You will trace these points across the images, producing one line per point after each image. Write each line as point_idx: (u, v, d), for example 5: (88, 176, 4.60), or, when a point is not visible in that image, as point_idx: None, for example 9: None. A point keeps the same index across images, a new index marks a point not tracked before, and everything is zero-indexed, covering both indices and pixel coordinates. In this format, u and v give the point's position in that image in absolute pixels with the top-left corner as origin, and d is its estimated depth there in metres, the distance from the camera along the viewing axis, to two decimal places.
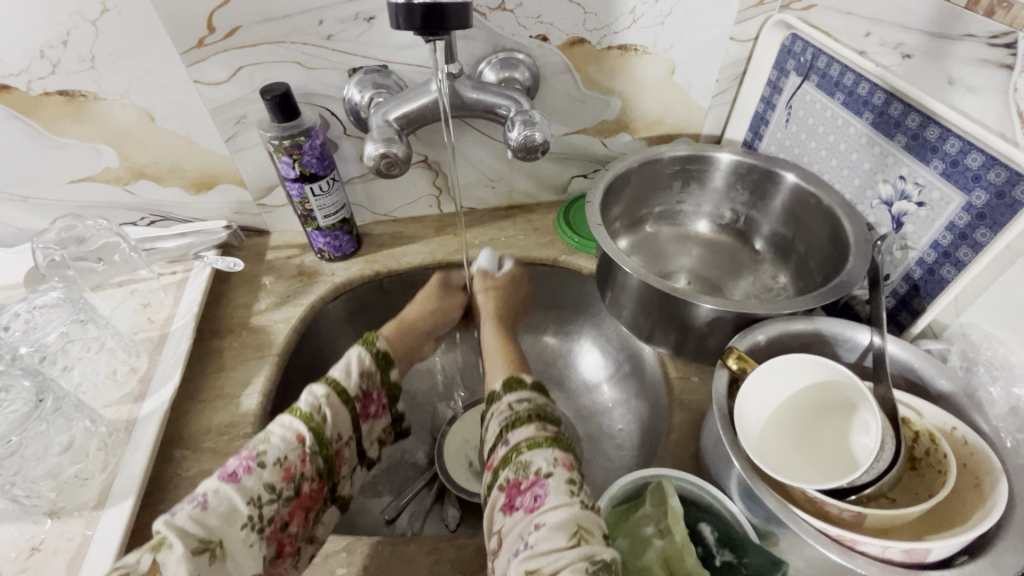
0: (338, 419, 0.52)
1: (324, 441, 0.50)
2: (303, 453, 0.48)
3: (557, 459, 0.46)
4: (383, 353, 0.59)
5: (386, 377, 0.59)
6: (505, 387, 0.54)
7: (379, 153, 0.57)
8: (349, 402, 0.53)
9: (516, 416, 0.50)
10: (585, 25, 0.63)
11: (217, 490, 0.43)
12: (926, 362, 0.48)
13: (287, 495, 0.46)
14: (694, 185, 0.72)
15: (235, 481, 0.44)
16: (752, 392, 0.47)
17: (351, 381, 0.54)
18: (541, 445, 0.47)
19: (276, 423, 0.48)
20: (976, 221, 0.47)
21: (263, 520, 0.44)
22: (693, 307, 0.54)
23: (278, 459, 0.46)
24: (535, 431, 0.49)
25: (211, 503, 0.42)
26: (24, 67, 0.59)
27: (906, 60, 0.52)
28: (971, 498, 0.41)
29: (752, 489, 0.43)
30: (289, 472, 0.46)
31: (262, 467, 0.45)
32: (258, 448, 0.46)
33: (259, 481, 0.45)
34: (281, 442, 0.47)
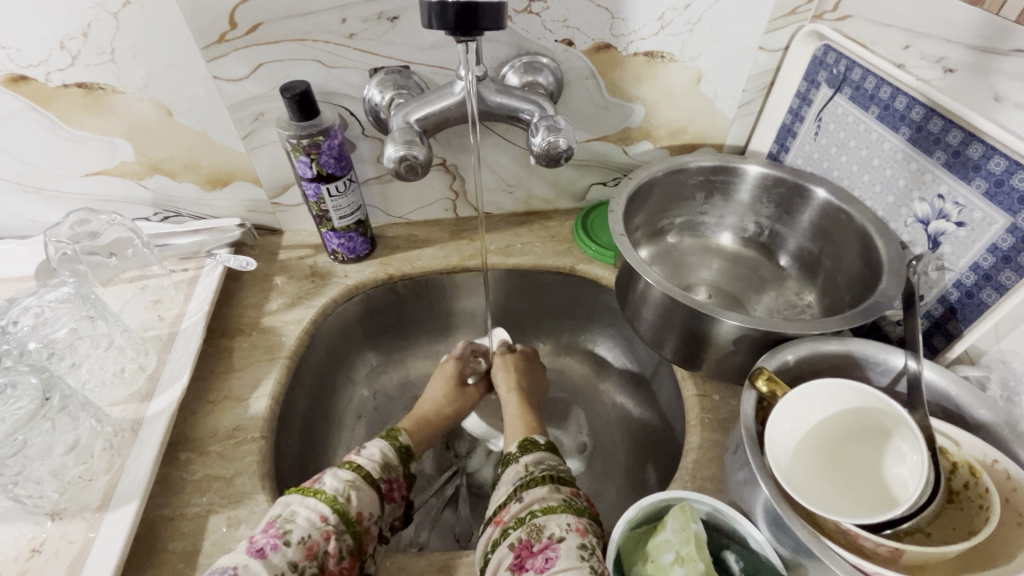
0: (364, 500, 0.49)
1: (349, 519, 0.47)
2: (327, 532, 0.45)
3: (571, 525, 0.44)
4: (405, 447, 0.57)
5: (406, 466, 0.56)
6: (519, 449, 0.54)
7: (400, 155, 0.55)
8: (375, 483, 0.51)
9: (531, 477, 0.49)
10: (612, 31, 0.62)
11: (246, 563, 0.41)
12: (963, 390, 0.46)
13: (312, 573, 0.43)
14: (718, 197, 0.71)
15: (262, 557, 0.41)
16: (783, 414, 0.45)
17: (375, 466, 0.52)
18: (555, 510, 0.45)
19: (300, 503, 0.46)
20: (1020, 244, 0.45)
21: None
22: (718, 324, 0.52)
23: (302, 537, 0.44)
24: (549, 493, 0.47)
25: (240, 574, 0.40)
26: (44, 59, 0.58)
27: (948, 75, 0.50)
28: (1015, 537, 0.39)
29: (781, 518, 0.41)
30: (312, 550, 0.43)
31: (287, 545, 0.43)
32: (284, 523, 0.44)
33: (285, 559, 0.42)
34: (306, 522, 0.45)
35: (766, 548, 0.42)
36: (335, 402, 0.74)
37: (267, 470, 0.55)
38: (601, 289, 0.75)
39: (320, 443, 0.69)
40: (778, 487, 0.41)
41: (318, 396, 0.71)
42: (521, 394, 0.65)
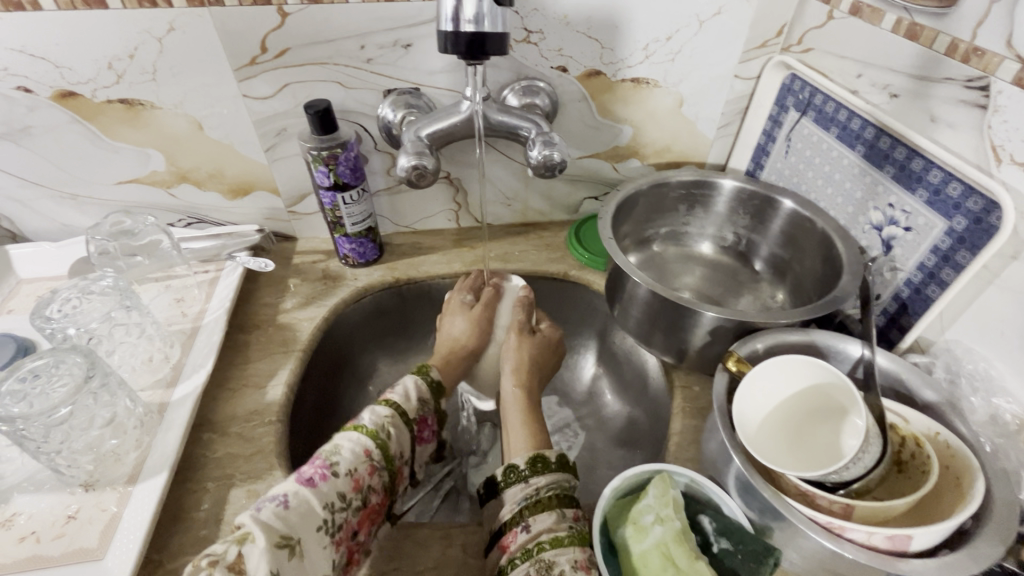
0: (400, 438, 0.54)
1: (388, 456, 0.51)
2: (371, 467, 0.49)
3: (577, 561, 0.45)
4: (435, 382, 0.61)
5: (438, 405, 0.60)
6: (528, 466, 0.52)
7: (411, 164, 0.62)
8: (409, 423, 0.55)
9: (537, 498, 0.50)
10: (601, 59, 0.69)
11: (297, 492, 0.44)
12: (911, 373, 0.51)
13: (356, 505, 0.47)
14: (699, 209, 0.77)
15: (313, 486, 0.45)
16: (749, 393, 0.51)
17: (410, 404, 0.56)
18: (564, 544, 0.46)
19: (345, 436, 0.50)
20: (956, 245, 0.52)
21: (335, 525, 0.45)
22: (696, 317, 0.58)
23: (349, 470, 0.47)
24: (556, 524, 0.48)
25: (291, 503, 0.43)
26: (92, 77, 0.65)
27: (894, 99, 0.57)
28: (953, 495, 0.44)
29: (748, 482, 0.46)
30: (358, 483, 0.48)
31: (336, 476, 0.46)
32: (332, 458, 0.47)
33: (333, 489, 0.46)
34: (351, 454, 0.48)
35: (736, 512, 0.48)
36: (342, 396, 0.79)
37: (283, 450, 0.59)
38: (592, 293, 0.81)
39: (329, 433, 0.74)
40: (746, 455, 0.47)
41: (327, 390, 0.76)
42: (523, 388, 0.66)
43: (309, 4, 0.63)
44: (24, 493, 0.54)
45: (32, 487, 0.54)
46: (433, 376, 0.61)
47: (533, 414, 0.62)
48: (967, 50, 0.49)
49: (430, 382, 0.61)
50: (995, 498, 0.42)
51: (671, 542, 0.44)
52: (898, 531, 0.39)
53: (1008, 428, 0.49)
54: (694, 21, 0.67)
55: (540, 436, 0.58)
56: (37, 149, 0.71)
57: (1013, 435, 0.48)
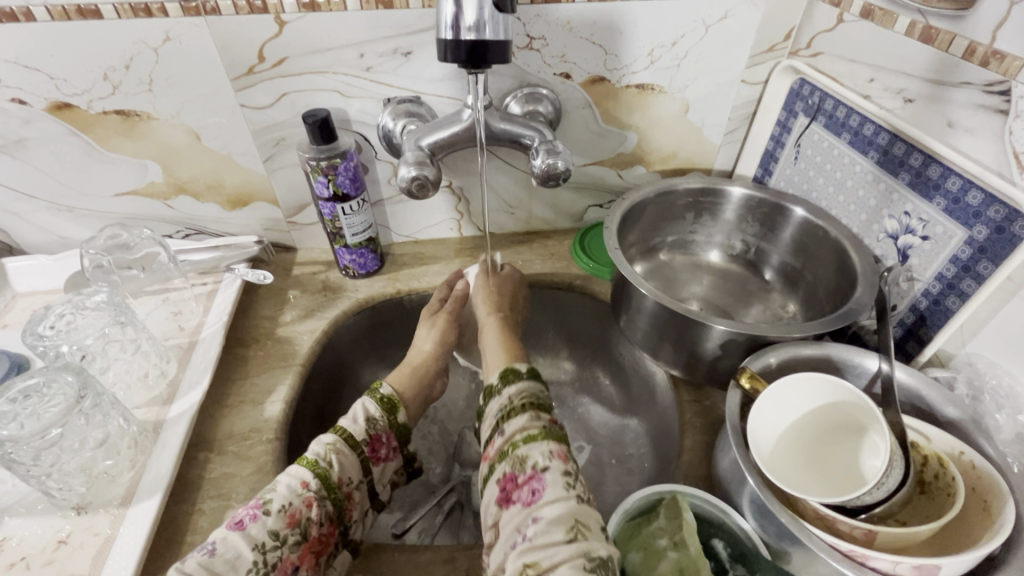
0: (347, 464, 0.52)
1: (331, 485, 0.50)
2: (309, 499, 0.48)
3: (553, 453, 0.46)
4: (388, 398, 0.59)
5: (394, 419, 0.58)
6: (501, 380, 0.54)
7: (412, 175, 0.60)
8: (357, 448, 0.54)
9: (511, 406, 0.50)
10: (605, 65, 0.67)
11: (224, 539, 0.44)
12: (932, 389, 0.49)
13: (294, 540, 0.46)
14: (707, 217, 0.76)
15: (241, 530, 0.44)
16: (764, 410, 0.49)
17: (358, 426, 0.55)
18: (536, 438, 0.47)
19: (284, 473, 0.49)
20: (977, 255, 0.50)
21: (269, 565, 0.44)
22: (706, 329, 0.56)
23: (282, 506, 0.46)
24: (530, 422, 0.48)
25: (218, 550, 0.43)
26: (87, 88, 0.64)
27: (908, 104, 0.56)
28: (980, 520, 0.42)
29: (764, 505, 0.44)
30: (293, 518, 0.46)
31: (268, 515, 0.45)
32: (265, 498, 0.47)
33: (264, 529, 0.45)
34: (286, 490, 0.48)
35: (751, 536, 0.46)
36: (342, 410, 0.77)
37: (280, 469, 0.58)
38: (597, 303, 0.79)
39: None
40: (762, 478, 0.45)
41: (325, 405, 0.74)
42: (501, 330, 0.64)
43: (308, 12, 0.62)
44: (14, 516, 0.52)
45: (22, 511, 0.53)
46: (384, 395, 0.59)
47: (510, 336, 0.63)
48: (987, 53, 0.47)
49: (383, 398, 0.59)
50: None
51: (689, 567, 0.44)
52: (925, 561, 0.37)
53: None
54: (700, 25, 0.65)
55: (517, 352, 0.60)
56: (33, 161, 0.70)
57: None
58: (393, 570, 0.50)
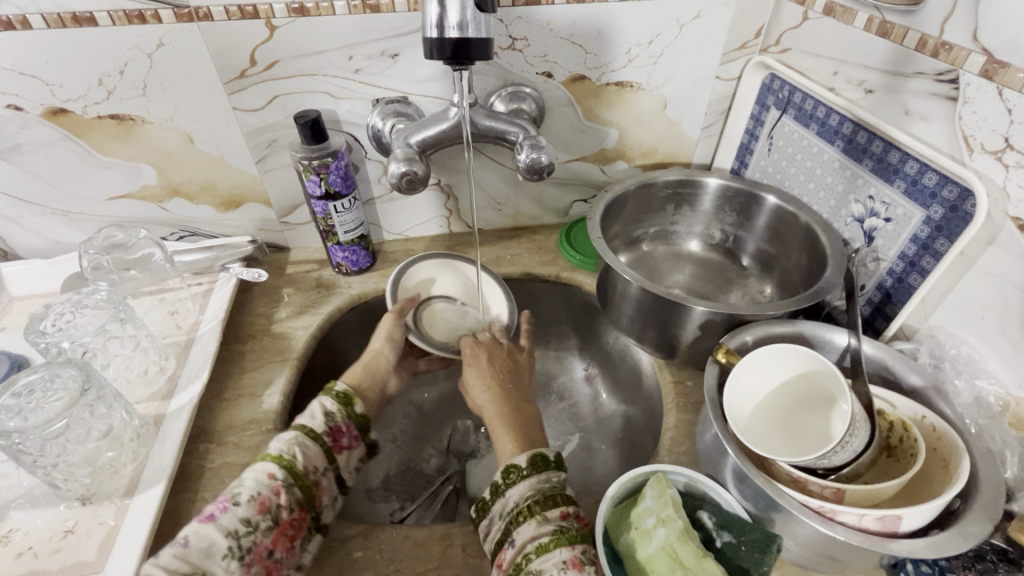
0: (310, 454, 0.53)
1: (298, 474, 0.51)
2: (277, 487, 0.49)
3: (567, 562, 0.43)
4: (343, 393, 0.59)
5: (353, 411, 0.59)
6: (505, 479, 0.51)
7: (401, 171, 0.62)
8: (319, 439, 0.54)
9: (518, 509, 0.48)
10: (586, 64, 0.70)
11: (196, 530, 0.44)
12: (898, 360, 0.53)
13: (265, 527, 0.47)
14: (686, 208, 0.79)
15: (212, 521, 0.45)
16: (740, 382, 0.52)
17: (317, 422, 0.55)
18: (548, 548, 0.44)
19: (250, 466, 0.50)
20: (935, 233, 0.54)
21: (243, 549, 0.45)
22: (687, 311, 0.59)
23: (252, 495, 0.47)
24: (539, 528, 0.46)
25: (191, 541, 0.44)
26: (82, 93, 0.66)
27: (869, 95, 0.59)
28: (942, 477, 0.45)
29: (742, 471, 0.47)
30: (263, 506, 0.47)
31: (238, 505, 0.47)
32: (234, 489, 0.48)
33: (235, 518, 0.46)
34: (254, 481, 0.48)
35: (734, 506, 0.48)
36: None
37: None
38: (583, 294, 0.82)
39: None
40: (738, 445, 0.48)
41: None
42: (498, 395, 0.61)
43: (298, 17, 0.64)
44: (20, 509, 0.54)
45: (28, 503, 0.54)
46: (339, 390, 0.59)
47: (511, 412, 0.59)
48: (937, 45, 0.50)
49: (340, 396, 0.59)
50: (981, 478, 0.43)
51: (676, 542, 0.44)
52: (887, 512, 0.40)
53: (993, 410, 0.50)
54: (674, 24, 0.69)
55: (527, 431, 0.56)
56: (28, 166, 0.71)
57: (997, 416, 0.50)
58: (391, 549, 0.52)
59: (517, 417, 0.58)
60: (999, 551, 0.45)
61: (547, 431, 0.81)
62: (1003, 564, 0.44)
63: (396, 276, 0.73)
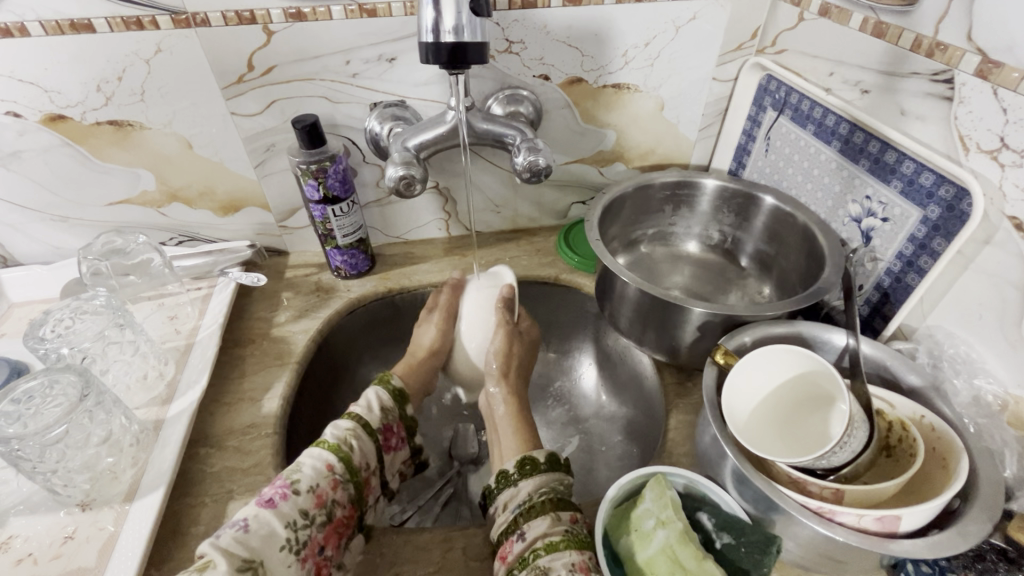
0: (365, 449, 0.55)
1: (352, 469, 0.52)
2: (334, 482, 0.50)
3: (575, 564, 0.44)
4: (398, 390, 0.62)
5: (404, 412, 0.61)
6: (517, 470, 0.54)
7: (399, 174, 0.63)
8: (373, 434, 0.57)
9: (531, 503, 0.50)
10: (583, 66, 0.71)
11: (256, 515, 0.45)
12: (896, 359, 0.53)
13: (320, 521, 0.48)
14: (684, 209, 0.79)
15: (272, 507, 0.46)
16: (738, 383, 0.53)
17: (373, 415, 0.58)
18: (559, 548, 0.45)
19: (307, 454, 0.51)
20: (932, 233, 0.54)
21: (300, 543, 0.46)
22: (686, 312, 0.59)
23: (310, 486, 0.48)
24: (550, 527, 0.47)
25: (251, 526, 0.44)
26: (81, 99, 0.66)
27: (865, 95, 0.59)
28: (941, 476, 0.45)
29: (741, 473, 0.47)
30: (321, 498, 0.49)
31: (297, 494, 0.47)
32: (292, 476, 0.49)
33: (294, 507, 0.47)
34: (312, 471, 0.50)
35: (733, 506, 0.48)
36: (338, 408, 0.79)
37: (279, 462, 0.59)
38: (582, 295, 0.82)
39: None
40: (737, 446, 0.48)
41: (321, 403, 0.76)
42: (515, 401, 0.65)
43: (295, 22, 0.64)
44: (20, 515, 0.54)
45: (28, 510, 0.54)
46: (395, 385, 0.62)
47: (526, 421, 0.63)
48: (931, 45, 0.50)
49: (393, 391, 0.62)
50: (981, 477, 0.43)
51: (676, 544, 0.44)
52: (886, 512, 0.40)
53: (991, 409, 0.50)
54: (671, 26, 0.69)
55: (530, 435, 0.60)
56: (27, 173, 0.71)
57: (996, 415, 0.50)
58: (392, 553, 0.52)
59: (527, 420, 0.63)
60: (999, 550, 0.45)
61: (543, 434, 0.82)
62: (1004, 564, 0.44)
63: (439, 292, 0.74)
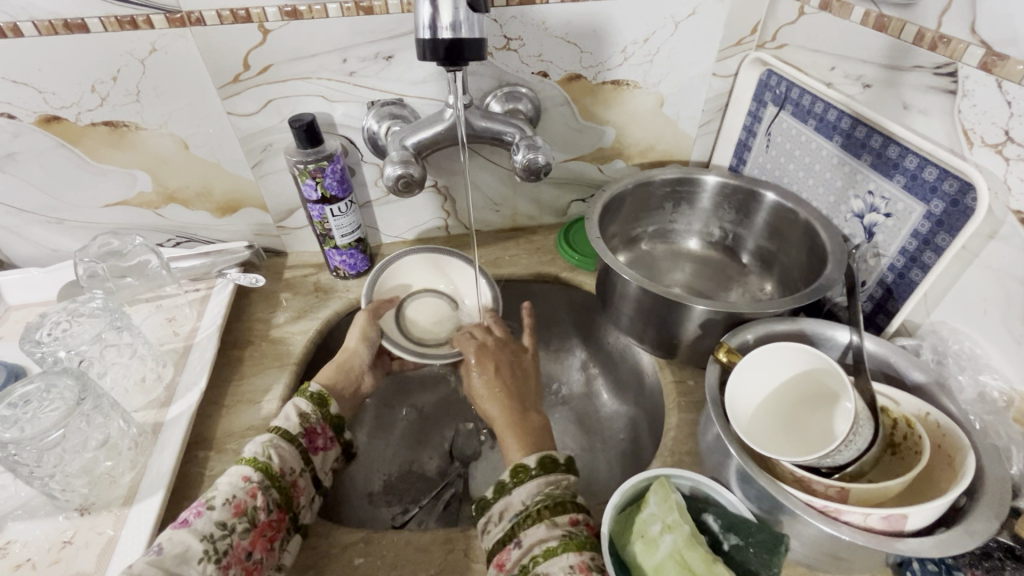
0: (285, 456, 0.53)
1: (273, 475, 0.51)
2: (251, 490, 0.49)
3: (573, 566, 0.43)
4: (317, 394, 0.60)
5: (328, 412, 0.59)
6: (512, 478, 0.51)
7: (397, 173, 0.62)
8: (294, 440, 0.55)
9: (527, 512, 0.48)
10: (582, 63, 0.70)
11: (170, 537, 0.44)
12: (901, 356, 0.52)
13: (242, 528, 0.47)
14: (685, 207, 0.78)
15: (187, 526, 0.45)
16: (740, 382, 0.52)
17: (292, 421, 0.56)
18: (556, 552, 0.44)
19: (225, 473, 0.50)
20: (936, 228, 0.53)
21: (220, 552, 0.45)
22: (687, 309, 0.58)
23: (226, 499, 0.47)
24: (546, 533, 0.46)
25: (166, 547, 0.43)
26: (75, 100, 0.65)
27: (867, 89, 0.59)
28: (947, 473, 0.45)
29: (745, 472, 0.46)
30: (238, 508, 0.47)
31: (212, 509, 0.46)
32: (208, 495, 0.48)
33: (210, 522, 0.46)
34: (228, 486, 0.49)
35: (739, 506, 0.48)
36: None
37: None
38: (583, 294, 0.81)
39: None
40: (741, 446, 0.47)
41: None
42: (503, 401, 0.62)
43: (290, 20, 0.64)
44: (18, 520, 0.53)
45: (26, 514, 0.54)
46: (314, 391, 0.60)
47: (530, 427, 0.58)
48: (934, 38, 0.50)
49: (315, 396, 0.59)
50: (987, 474, 0.42)
51: (684, 548, 0.44)
52: (892, 510, 0.40)
53: (997, 405, 0.50)
54: (669, 22, 0.68)
55: (533, 436, 0.57)
56: (22, 174, 0.71)
57: (1002, 412, 0.50)
58: (393, 555, 0.51)
59: (542, 427, 0.59)
60: (1006, 547, 0.44)
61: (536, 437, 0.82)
62: (1010, 562, 0.44)
63: (376, 273, 0.74)
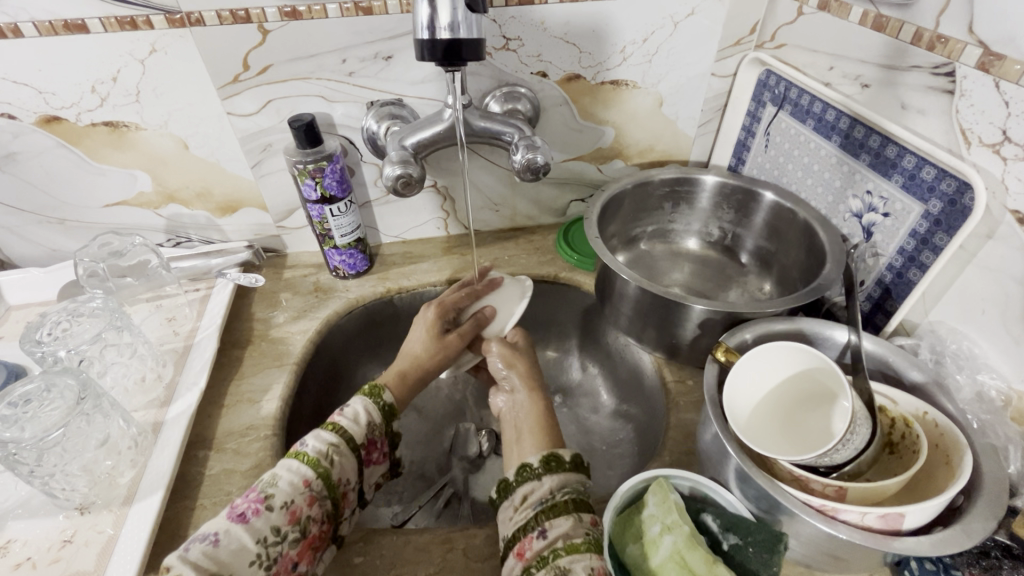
0: (345, 466, 0.53)
1: (331, 484, 0.50)
2: (310, 498, 0.48)
3: (594, 567, 0.43)
4: (389, 406, 0.59)
5: (391, 425, 0.59)
6: (542, 465, 0.51)
7: (397, 173, 0.62)
8: (356, 450, 0.54)
9: (553, 502, 0.48)
10: (580, 63, 0.70)
11: (228, 530, 0.44)
12: (899, 355, 0.53)
13: (293, 538, 0.46)
14: (684, 206, 0.79)
15: (244, 523, 0.45)
16: (738, 381, 0.52)
17: (358, 428, 0.55)
18: (581, 550, 0.44)
19: (284, 466, 0.50)
20: (934, 227, 0.53)
21: (269, 560, 0.45)
22: (686, 309, 0.59)
23: (284, 502, 0.47)
24: (572, 527, 0.46)
25: (222, 541, 0.43)
26: (76, 101, 0.65)
27: (865, 89, 0.59)
28: (944, 473, 0.45)
29: (743, 471, 0.46)
30: (295, 515, 0.47)
31: (270, 510, 0.46)
32: (267, 491, 0.47)
33: (266, 523, 0.45)
34: (288, 485, 0.48)
35: (736, 505, 0.48)
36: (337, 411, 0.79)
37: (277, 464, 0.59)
38: (582, 294, 0.81)
39: None
40: (739, 445, 0.47)
41: (321, 402, 0.75)
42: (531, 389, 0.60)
43: (289, 21, 0.64)
44: (19, 519, 0.54)
45: (26, 513, 0.54)
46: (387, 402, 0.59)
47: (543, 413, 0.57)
48: (932, 38, 0.50)
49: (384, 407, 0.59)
50: (984, 473, 0.43)
51: (684, 548, 0.44)
52: (890, 509, 0.40)
53: (994, 405, 0.50)
54: (669, 22, 0.68)
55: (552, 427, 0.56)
56: (22, 174, 0.71)
57: (1000, 411, 0.50)
58: (392, 554, 0.51)
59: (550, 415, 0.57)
60: (1003, 547, 0.45)
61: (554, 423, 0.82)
62: (1007, 561, 0.44)
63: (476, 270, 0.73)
